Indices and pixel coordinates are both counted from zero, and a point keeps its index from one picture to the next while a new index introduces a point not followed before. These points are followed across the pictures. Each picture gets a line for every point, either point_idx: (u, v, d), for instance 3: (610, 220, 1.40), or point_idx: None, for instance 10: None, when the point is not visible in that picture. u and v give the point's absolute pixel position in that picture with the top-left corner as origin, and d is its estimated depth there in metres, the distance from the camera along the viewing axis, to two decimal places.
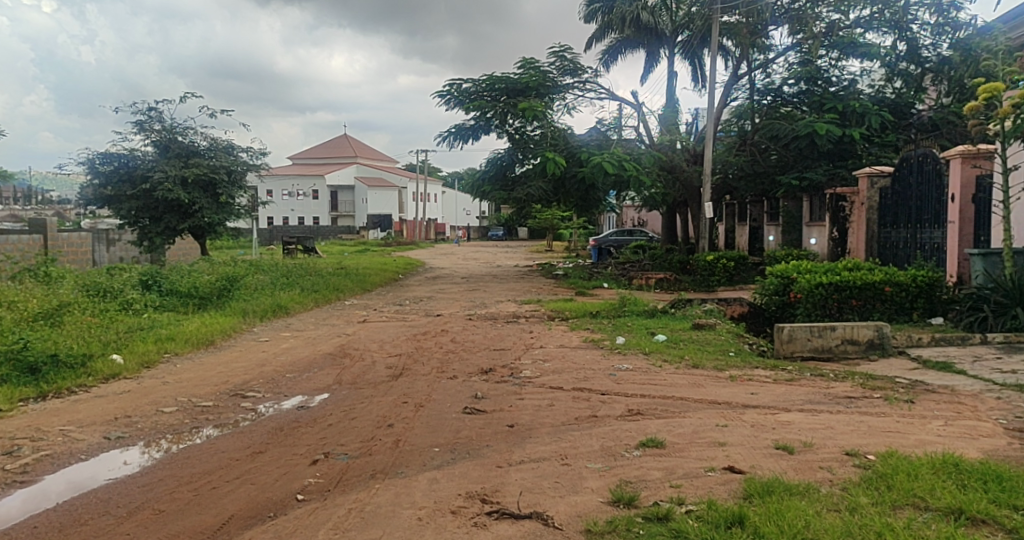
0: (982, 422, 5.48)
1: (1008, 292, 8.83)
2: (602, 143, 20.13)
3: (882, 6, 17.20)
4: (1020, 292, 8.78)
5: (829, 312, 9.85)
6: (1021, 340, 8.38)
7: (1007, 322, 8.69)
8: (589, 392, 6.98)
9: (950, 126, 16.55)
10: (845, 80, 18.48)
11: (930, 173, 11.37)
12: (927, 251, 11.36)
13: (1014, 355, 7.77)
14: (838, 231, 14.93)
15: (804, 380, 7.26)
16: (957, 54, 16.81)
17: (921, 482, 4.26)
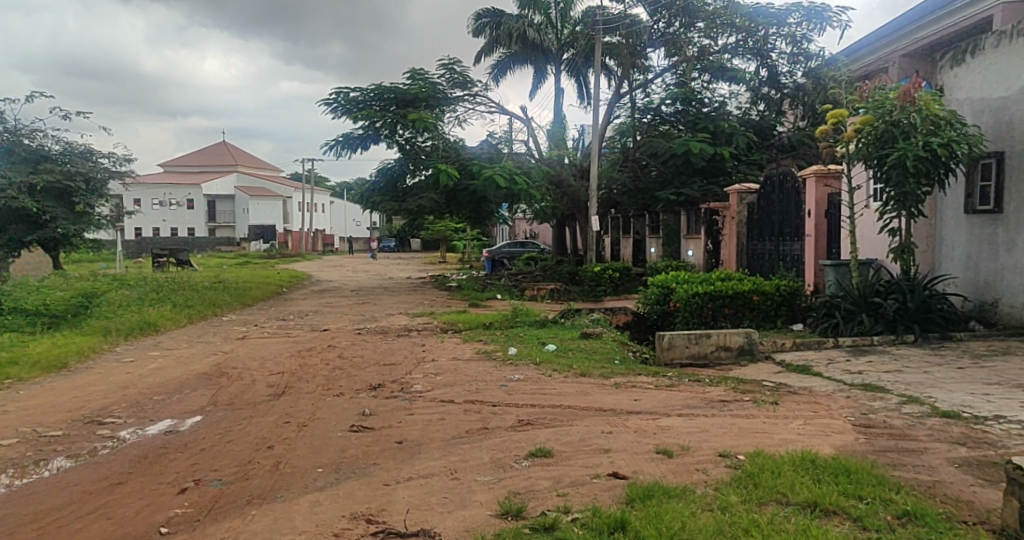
0: (835, 420, 5.97)
1: (855, 300, 9.61)
2: (494, 155, 20.36)
3: (746, 35, 18.25)
4: (864, 298, 9.55)
5: (705, 320, 10.39)
6: (866, 343, 9.07)
7: (854, 326, 9.39)
8: (480, 404, 7.07)
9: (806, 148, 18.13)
10: (716, 101, 19.56)
11: (789, 190, 12.23)
12: (789, 262, 12.20)
13: (861, 357, 8.46)
14: (712, 243, 15.72)
15: (683, 385, 7.66)
16: (809, 82, 18.28)
17: (783, 479, 4.60)
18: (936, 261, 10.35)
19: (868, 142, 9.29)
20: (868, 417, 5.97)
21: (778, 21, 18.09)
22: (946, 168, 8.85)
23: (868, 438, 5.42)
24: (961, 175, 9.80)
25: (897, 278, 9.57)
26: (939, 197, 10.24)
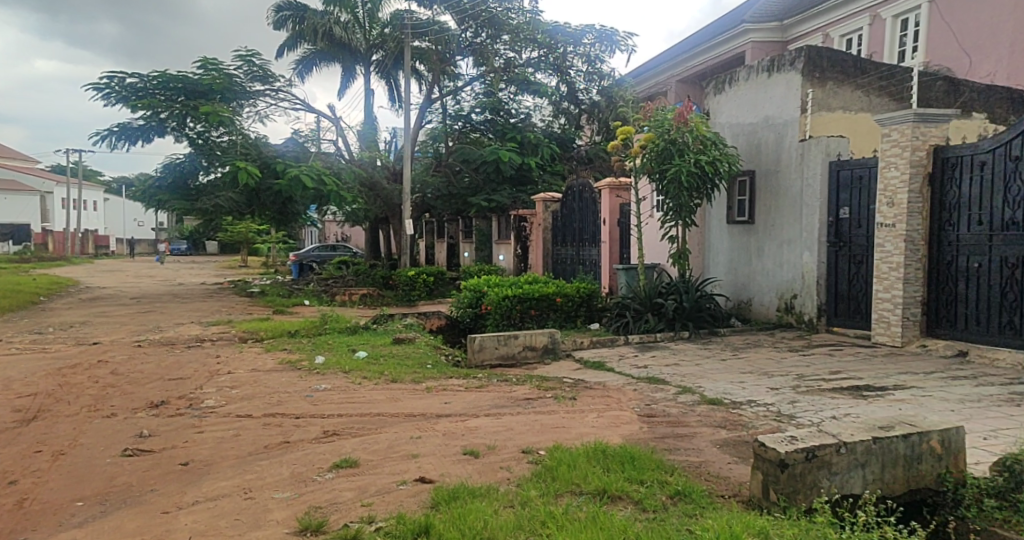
0: (624, 411, 6.46)
1: (640, 301, 10.42)
2: (301, 154, 19.72)
3: (547, 50, 19.29)
4: (648, 300, 10.38)
5: (513, 322, 10.77)
6: (652, 340, 9.83)
7: (640, 325, 10.19)
8: (281, 417, 6.86)
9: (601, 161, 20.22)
10: (522, 113, 20.28)
11: (587, 200, 13.02)
12: (587, 267, 12.98)
13: (646, 352, 9.19)
14: (521, 248, 16.32)
15: (492, 386, 7.91)
16: (603, 100, 20.04)
17: (578, 470, 4.90)
18: (706, 266, 11.64)
19: (650, 157, 10.15)
20: (652, 407, 6.53)
21: (575, 40, 19.41)
22: (714, 184, 10.12)
23: (650, 426, 5.93)
24: (723, 191, 11.06)
25: (677, 280, 10.44)
26: (707, 208, 11.54)
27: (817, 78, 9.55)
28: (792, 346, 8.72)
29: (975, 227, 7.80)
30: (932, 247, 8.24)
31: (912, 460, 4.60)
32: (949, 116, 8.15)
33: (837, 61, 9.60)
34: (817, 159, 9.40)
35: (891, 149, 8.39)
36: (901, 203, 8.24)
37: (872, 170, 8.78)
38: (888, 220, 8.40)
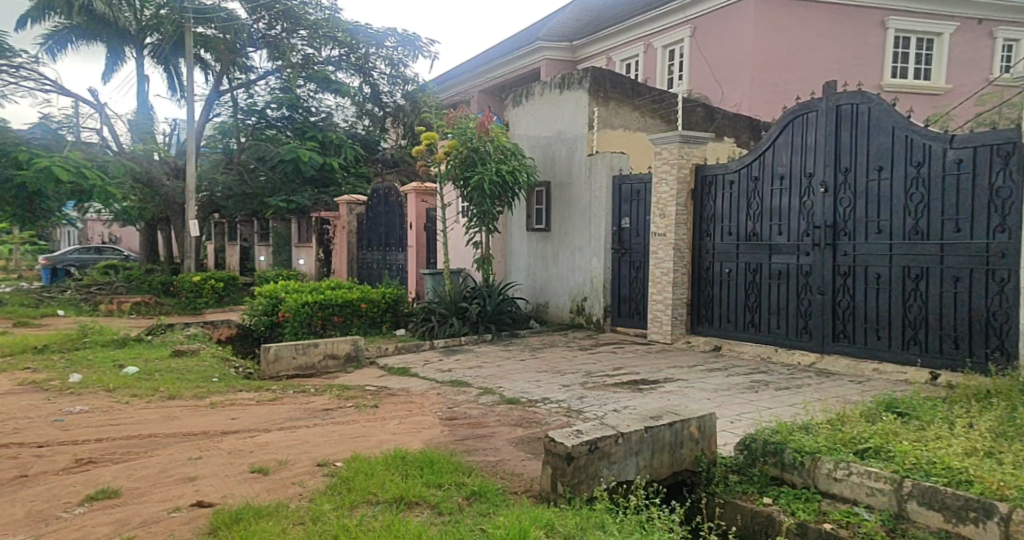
0: (426, 416, 6.76)
1: (445, 306, 10.79)
2: (52, 144, 17.82)
3: (348, 50, 19.13)
4: (453, 304, 10.78)
5: (314, 329, 10.74)
6: (456, 343, 10.26)
7: (445, 329, 10.52)
8: (19, 447, 6.39)
9: (406, 164, 20.66)
10: (323, 112, 20.31)
11: (392, 204, 13.27)
12: (394, 271, 13.24)
13: (451, 356, 9.61)
14: (323, 252, 16.09)
15: (286, 398, 7.88)
16: (408, 104, 20.31)
17: (375, 479, 5.14)
18: (508, 270, 12.33)
19: (454, 165, 10.52)
20: (452, 410, 6.90)
21: (377, 42, 19.46)
22: (512, 192, 10.72)
23: (451, 430, 6.28)
24: (524, 199, 11.79)
25: (480, 286, 10.97)
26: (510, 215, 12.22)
27: (602, 98, 10.49)
28: (580, 345, 9.56)
29: (728, 238, 9.13)
30: (695, 255, 9.51)
31: (676, 445, 5.32)
32: (705, 139, 9.45)
33: (617, 83, 10.60)
34: (603, 173, 10.31)
35: (662, 166, 9.58)
36: (671, 215, 9.43)
37: (648, 184, 9.81)
38: (659, 230, 9.55)
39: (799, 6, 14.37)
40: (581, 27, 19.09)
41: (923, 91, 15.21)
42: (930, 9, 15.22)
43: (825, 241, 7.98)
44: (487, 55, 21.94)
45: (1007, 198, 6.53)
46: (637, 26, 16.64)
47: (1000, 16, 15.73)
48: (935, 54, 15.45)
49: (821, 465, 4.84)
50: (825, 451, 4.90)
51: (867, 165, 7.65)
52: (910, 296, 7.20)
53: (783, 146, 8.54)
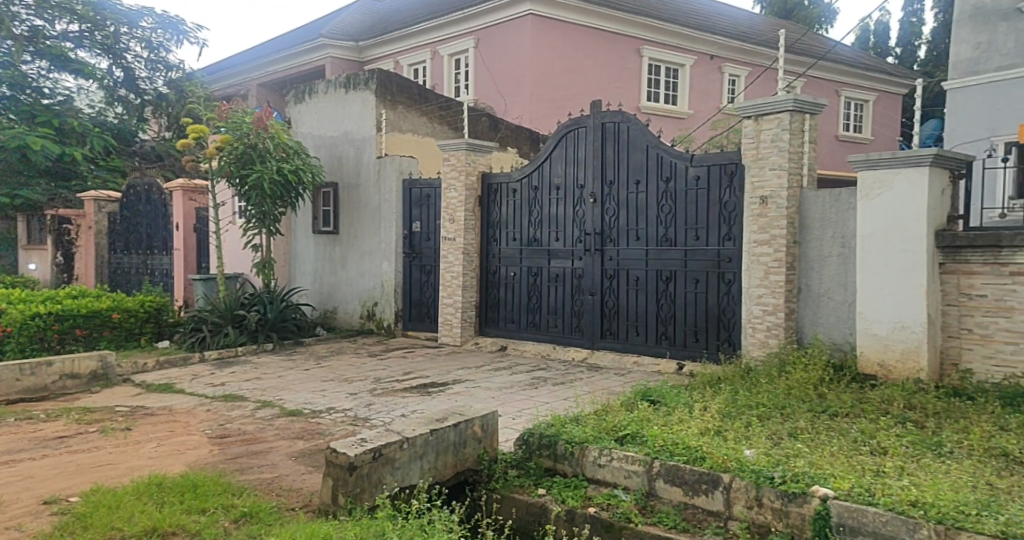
0: (191, 436, 6.15)
1: (221, 314, 10.15)
2: None
3: (91, 26, 17.66)
4: (230, 312, 10.19)
5: (48, 345, 9.56)
6: (230, 355, 9.62)
7: (220, 339, 9.88)
8: None
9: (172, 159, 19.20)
10: (59, 93, 17.73)
11: (154, 203, 13.22)
12: (156, 276, 13.34)
13: (224, 369, 8.92)
14: (62, 255, 14.73)
15: (9, 427, 6.54)
16: (173, 93, 19.27)
17: (121, 512, 4.36)
18: (292, 274, 11.99)
19: (228, 161, 9.93)
20: (223, 428, 6.34)
21: (129, 21, 18.22)
22: (295, 191, 10.41)
23: (221, 449, 5.78)
24: (309, 201, 11.51)
25: (259, 292, 10.53)
26: (293, 217, 11.91)
27: (389, 101, 10.54)
28: (370, 351, 9.50)
29: (512, 243, 9.59)
30: (482, 259, 9.87)
31: (459, 446, 5.31)
32: (491, 147, 9.84)
33: (404, 87, 10.72)
34: (392, 176, 10.38)
35: (450, 172, 9.81)
36: (459, 221, 9.69)
37: (437, 190, 10.05)
38: (450, 234, 9.80)
39: (572, 27, 15.34)
40: (370, 27, 19.12)
41: (670, 114, 16.96)
42: (674, 42, 17.04)
43: (594, 247, 8.71)
44: (265, 47, 21.31)
45: (734, 210, 7.61)
46: (422, 35, 17.06)
47: (727, 55, 18.14)
48: (679, 83, 17.37)
49: (588, 452, 5.19)
50: (591, 439, 5.26)
51: (628, 179, 8.44)
52: (662, 297, 8.14)
53: (558, 157, 9.11)
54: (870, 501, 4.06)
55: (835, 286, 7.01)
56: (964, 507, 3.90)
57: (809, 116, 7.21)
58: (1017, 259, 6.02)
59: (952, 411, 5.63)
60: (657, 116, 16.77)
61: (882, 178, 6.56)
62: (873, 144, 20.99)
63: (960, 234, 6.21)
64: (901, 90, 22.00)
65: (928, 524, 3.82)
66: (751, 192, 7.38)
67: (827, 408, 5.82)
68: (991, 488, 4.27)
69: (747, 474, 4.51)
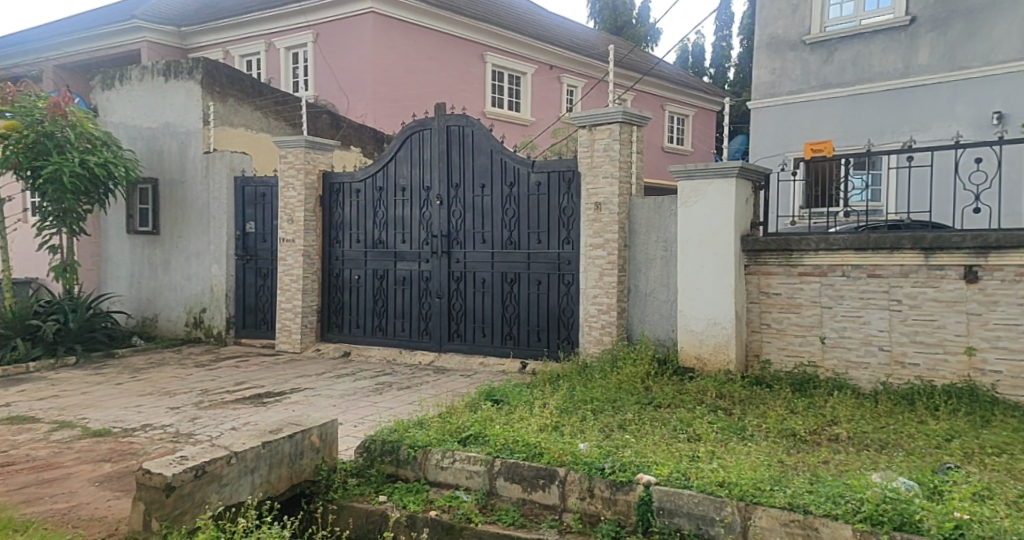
0: None
1: (9, 324, 9.07)
2: None
3: None
4: (20, 322, 9.13)
5: None
6: (19, 371, 8.50)
7: (7, 353, 8.76)
8: None
9: None
10: None
11: None
12: None
13: (13, 387, 7.86)
14: None
15: None
16: None
17: None
18: (103, 280, 10.95)
19: (16, 151, 8.91)
20: (9, 455, 5.56)
21: None
22: (104, 188, 9.51)
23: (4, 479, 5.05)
24: (121, 198, 10.56)
25: (55, 300, 9.56)
26: (100, 216, 10.87)
27: (218, 93, 9.93)
28: (197, 361, 8.79)
29: (355, 245, 9.25)
30: (323, 261, 9.46)
31: (295, 457, 4.91)
32: (332, 145, 9.47)
33: (235, 79, 10.16)
34: (221, 173, 9.75)
35: (288, 170, 9.33)
36: (299, 221, 9.23)
37: (274, 189, 9.57)
38: (289, 235, 9.31)
39: (415, 29, 15.20)
40: (194, 13, 17.91)
41: (513, 121, 17.27)
42: (513, 50, 17.29)
43: (440, 250, 8.57)
44: (65, 25, 19.25)
45: (571, 215, 7.76)
46: (254, 25, 16.24)
47: (565, 66, 18.68)
48: (521, 91, 17.65)
49: (431, 456, 5.03)
50: (434, 442, 5.10)
51: (473, 182, 8.38)
52: (507, 299, 8.14)
53: (403, 159, 8.88)
54: (685, 484, 4.23)
55: (659, 286, 7.35)
56: (759, 484, 4.15)
57: (636, 128, 7.56)
58: (805, 260, 6.59)
59: (752, 397, 6.16)
60: (500, 122, 17.00)
61: (698, 187, 6.93)
62: (691, 155, 22.44)
63: (760, 239, 6.74)
64: (714, 107, 23.70)
65: (732, 502, 4.04)
66: (587, 198, 7.57)
67: (653, 400, 6.11)
68: (782, 465, 4.64)
69: (581, 466, 4.56)
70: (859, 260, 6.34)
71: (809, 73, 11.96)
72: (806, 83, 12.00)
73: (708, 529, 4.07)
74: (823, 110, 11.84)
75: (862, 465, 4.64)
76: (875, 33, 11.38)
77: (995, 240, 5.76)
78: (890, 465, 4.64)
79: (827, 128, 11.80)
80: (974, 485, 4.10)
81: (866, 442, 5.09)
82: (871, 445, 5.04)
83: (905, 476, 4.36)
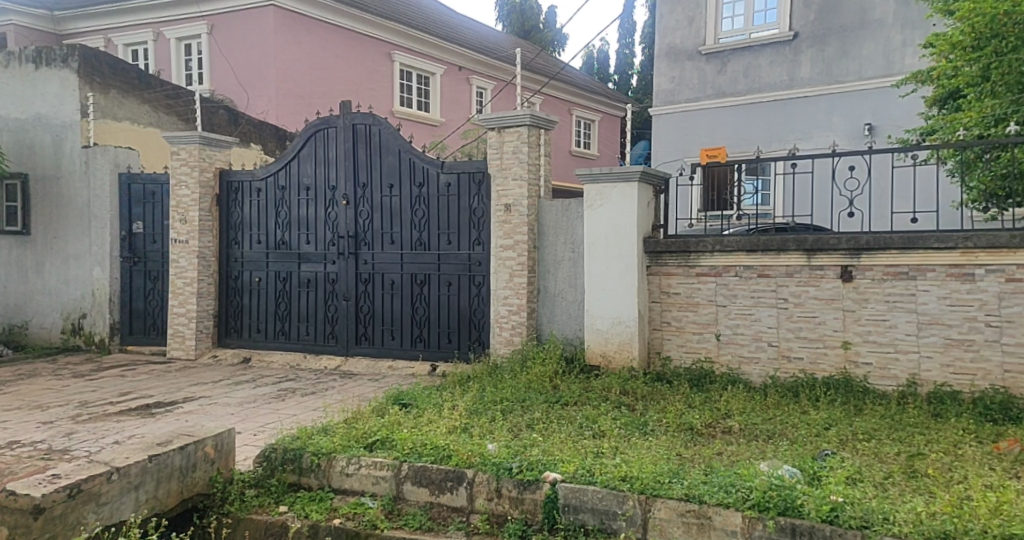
0: None
1: None
2: None
3: None
4: None
5: None
6: None
7: None
8: None
9: None
10: None
11: None
12: None
13: None
14: None
15: None
16: None
17: None
18: None
19: None
20: None
21: None
22: None
23: None
24: None
25: None
26: None
27: (100, 83, 9.46)
28: (76, 372, 8.28)
29: (256, 246, 8.97)
30: (221, 263, 9.14)
31: (185, 470, 4.70)
32: (229, 142, 9.17)
33: (119, 70, 9.71)
34: (104, 169, 9.29)
35: (180, 167, 8.95)
36: (193, 221, 8.88)
37: (164, 187, 9.20)
38: (181, 236, 8.94)
39: (319, 25, 14.88)
40: None
41: (423, 121, 17.15)
42: (421, 50, 17.19)
43: (347, 251, 8.41)
44: None
45: (482, 216, 7.77)
46: (142, 14, 15.50)
47: (473, 68, 18.72)
48: (429, 90, 17.55)
49: (335, 463, 4.92)
50: (339, 449, 5.00)
51: (380, 182, 8.27)
52: (417, 300, 8.08)
53: (307, 157, 8.67)
54: (590, 480, 4.31)
55: (567, 287, 7.47)
56: (659, 477, 4.26)
57: (543, 131, 7.65)
58: (701, 261, 6.83)
59: (651, 393, 6.33)
60: (411, 122, 16.85)
61: (603, 191, 7.08)
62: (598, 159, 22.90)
63: (660, 241, 6.94)
64: (618, 112, 24.29)
65: (633, 495, 4.14)
66: (497, 200, 7.60)
67: (561, 399, 6.20)
68: (680, 458, 4.79)
69: (489, 466, 4.57)
70: (751, 261, 6.62)
71: (705, 82, 12.40)
72: (703, 92, 12.43)
73: (610, 523, 4.16)
74: (718, 118, 12.30)
75: (751, 454, 4.85)
76: (762, 47, 11.92)
77: (866, 243, 6.13)
78: (775, 454, 4.87)
79: (721, 134, 12.27)
80: (849, 469, 4.35)
81: (755, 432, 5.33)
82: (760, 436, 5.27)
83: (789, 463, 4.58)
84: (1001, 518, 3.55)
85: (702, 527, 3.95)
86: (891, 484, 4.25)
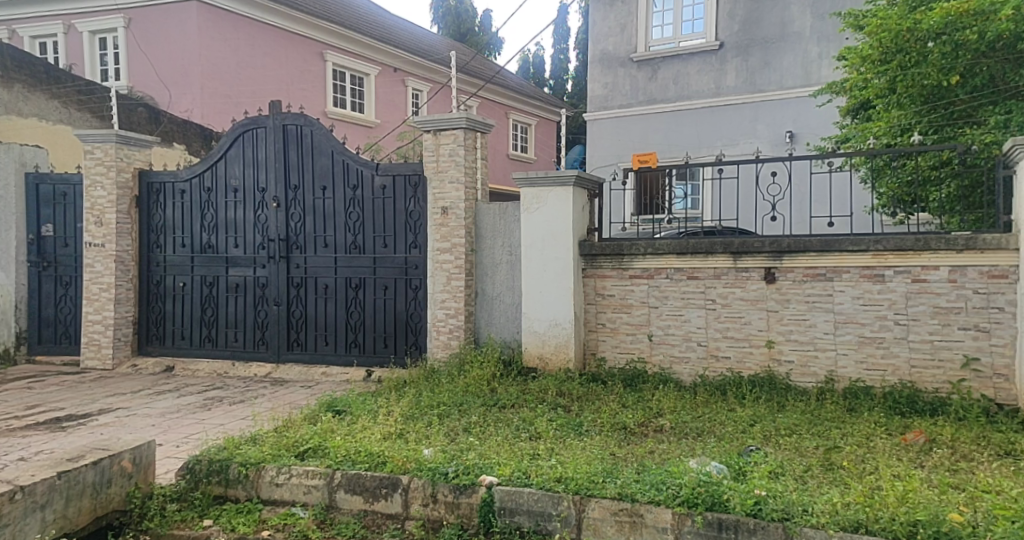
0: None
1: None
2: None
3: None
4: None
5: None
6: None
7: None
8: None
9: None
10: None
11: None
12: None
13: None
14: None
15: None
16: None
17: None
18: None
19: None
20: None
21: None
22: None
23: None
24: None
25: None
26: None
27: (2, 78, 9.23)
28: None
29: (180, 250, 8.69)
30: (141, 267, 8.82)
31: (99, 486, 4.51)
32: (149, 142, 8.87)
33: (23, 65, 9.45)
34: (8, 167, 8.86)
35: (95, 167, 8.60)
36: (110, 223, 8.55)
37: (77, 188, 8.84)
38: (96, 239, 8.60)
39: (248, 23, 14.55)
40: None
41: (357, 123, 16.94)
42: (355, 51, 16.98)
43: (278, 254, 8.23)
44: None
45: (418, 219, 7.71)
46: (54, 5, 14.93)
47: (409, 70, 18.59)
48: (363, 92, 17.35)
49: (264, 473, 4.80)
50: (269, 458, 4.88)
51: (313, 184, 8.12)
52: (351, 304, 7.96)
53: (234, 158, 8.44)
54: (525, 482, 4.32)
55: (504, 290, 7.48)
56: (593, 477, 4.30)
57: (480, 135, 7.64)
58: (635, 264, 6.92)
59: (586, 394, 6.38)
60: (344, 124, 16.63)
61: (539, 194, 7.10)
62: (534, 163, 23.04)
63: (595, 244, 7.02)
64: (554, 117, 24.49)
65: (567, 496, 4.16)
66: (433, 203, 7.56)
67: (498, 401, 6.19)
68: (614, 457, 4.84)
69: (424, 472, 4.53)
70: (681, 263, 6.75)
71: (636, 88, 12.60)
72: (635, 98, 12.63)
73: (545, 525, 4.17)
74: (650, 123, 12.52)
75: (681, 452, 4.93)
76: (690, 55, 12.20)
77: (788, 246, 6.33)
78: (704, 451, 4.96)
79: (653, 139, 12.50)
80: (772, 464, 4.46)
81: (685, 430, 5.42)
82: (691, 434, 5.37)
83: (716, 460, 4.67)
84: (908, 505, 3.71)
85: (634, 525, 4.00)
86: (810, 476, 4.38)
